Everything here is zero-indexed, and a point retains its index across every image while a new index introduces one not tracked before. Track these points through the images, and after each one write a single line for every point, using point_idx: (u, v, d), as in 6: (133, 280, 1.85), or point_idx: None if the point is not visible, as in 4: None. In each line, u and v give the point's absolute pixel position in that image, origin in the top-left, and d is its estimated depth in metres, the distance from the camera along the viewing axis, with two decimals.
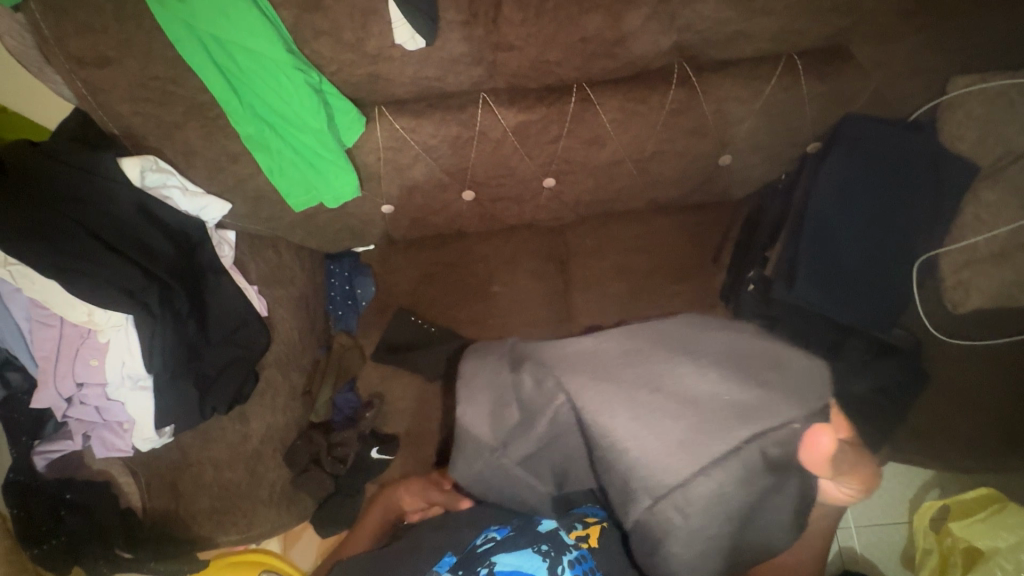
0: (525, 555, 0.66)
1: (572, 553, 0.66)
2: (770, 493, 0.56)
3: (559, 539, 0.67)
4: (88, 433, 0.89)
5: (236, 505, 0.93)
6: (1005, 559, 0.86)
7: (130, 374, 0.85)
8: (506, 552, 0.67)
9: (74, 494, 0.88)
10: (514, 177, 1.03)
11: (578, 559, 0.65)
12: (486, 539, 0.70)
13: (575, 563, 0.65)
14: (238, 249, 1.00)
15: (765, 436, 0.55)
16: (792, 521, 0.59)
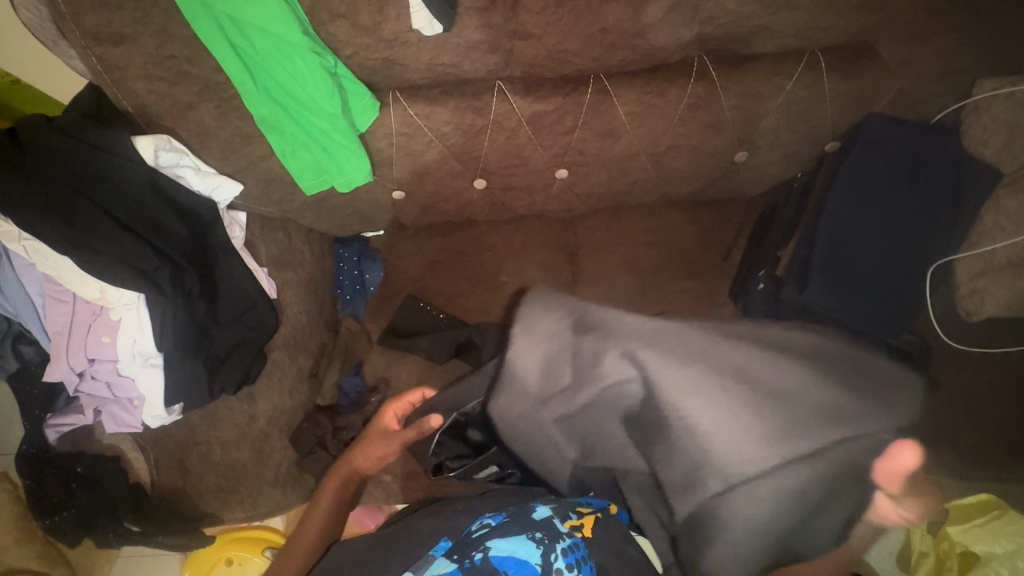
0: (521, 540, 0.60)
1: (566, 541, 0.60)
2: (839, 499, 0.45)
3: (557, 528, 0.61)
4: (99, 408, 0.90)
5: (241, 484, 0.95)
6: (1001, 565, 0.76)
7: (141, 352, 0.85)
8: (500, 538, 0.60)
9: (85, 468, 0.90)
10: (526, 167, 1.02)
11: (572, 548, 0.60)
12: (481, 526, 0.64)
13: (570, 551, 0.59)
14: (249, 231, 1.00)
15: (852, 443, 0.43)
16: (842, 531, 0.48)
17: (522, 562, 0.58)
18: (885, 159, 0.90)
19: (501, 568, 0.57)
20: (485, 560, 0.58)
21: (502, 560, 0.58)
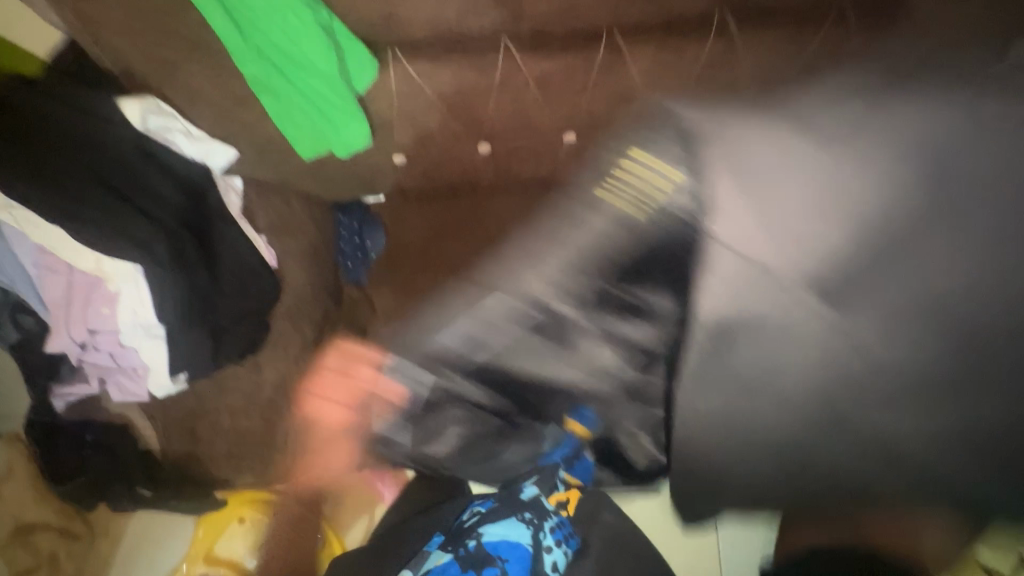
0: (511, 525, 0.93)
1: (553, 521, 0.96)
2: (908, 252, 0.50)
3: (540, 507, 0.96)
4: (104, 378, 0.90)
5: (251, 451, 0.96)
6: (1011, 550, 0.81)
7: (141, 322, 0.85)
8: (492, 525, 0.93)
9: (96, 435, 0.91)
10: (533, 129, 0.98)
11: (558, 526, 0.96)
12: (472, 515, 0.96)
13: (555, 530, 0.95)
14: (247, 197, 0.97)
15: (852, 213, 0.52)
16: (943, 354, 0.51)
17: (513, 544, 0.92)
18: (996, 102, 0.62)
19: (496, 552, 0.91)
20: (478, 547, 0.91)
21: (496, 545, 0.91)
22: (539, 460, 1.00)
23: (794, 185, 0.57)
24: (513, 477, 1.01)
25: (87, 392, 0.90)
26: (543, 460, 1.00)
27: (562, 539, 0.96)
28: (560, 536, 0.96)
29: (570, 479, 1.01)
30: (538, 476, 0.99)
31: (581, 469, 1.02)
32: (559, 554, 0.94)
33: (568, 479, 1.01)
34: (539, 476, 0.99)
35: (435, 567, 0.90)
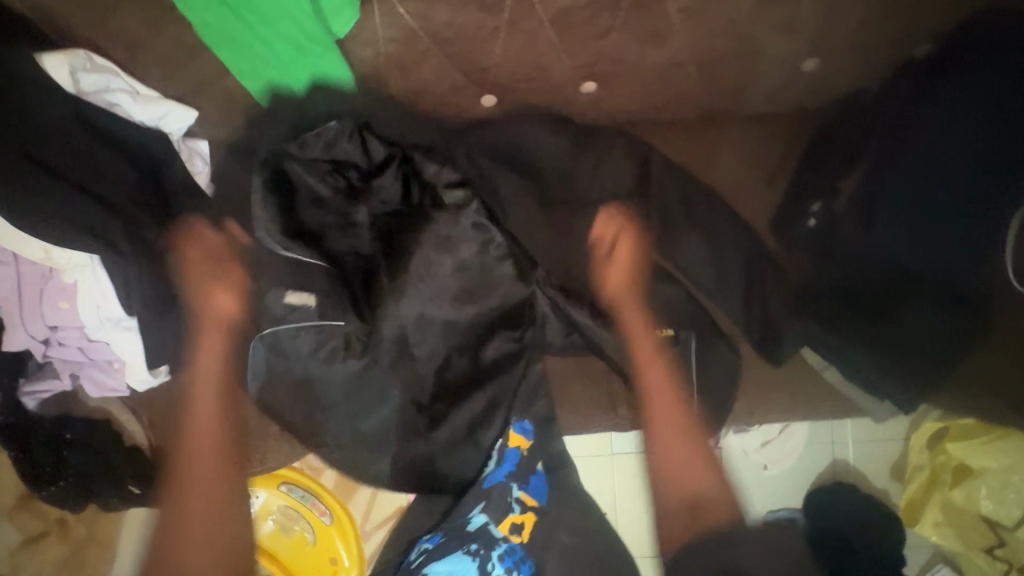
0: (458, 562, 0.90)
1: (502, 548, 0.92)
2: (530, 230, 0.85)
3: (490, 535, 0.92)
4: (77, 373, 0.82)
5: (246, 440, 0.91)
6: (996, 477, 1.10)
7: (108, 316, 0.75)
8: (439, 562, 0.89)
9: (75, 433, 0.84)
10: (546, 81, 0.85)
11: (508, 552, 0.92)
12: (418, 554, 0.92)
13: (506, 557, 0.92)
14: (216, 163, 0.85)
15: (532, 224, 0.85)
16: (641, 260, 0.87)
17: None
18: (954, 110, 0.78)
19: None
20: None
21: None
22: (483, 484, 0.92)
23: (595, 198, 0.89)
24: (460, 508, 0.92)
25: (59, 388, 0.82)
26: (488, 482, 0.93)
27: (514, 566, 0.92)
28: (510, 563, 0.92)
29: (525, 498, 0.94)
30: (487, 501, 0.92)
31: (535, 489, 0.96)
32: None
33: (523, 497, 0.94)
34: (486, 500, 0.92)
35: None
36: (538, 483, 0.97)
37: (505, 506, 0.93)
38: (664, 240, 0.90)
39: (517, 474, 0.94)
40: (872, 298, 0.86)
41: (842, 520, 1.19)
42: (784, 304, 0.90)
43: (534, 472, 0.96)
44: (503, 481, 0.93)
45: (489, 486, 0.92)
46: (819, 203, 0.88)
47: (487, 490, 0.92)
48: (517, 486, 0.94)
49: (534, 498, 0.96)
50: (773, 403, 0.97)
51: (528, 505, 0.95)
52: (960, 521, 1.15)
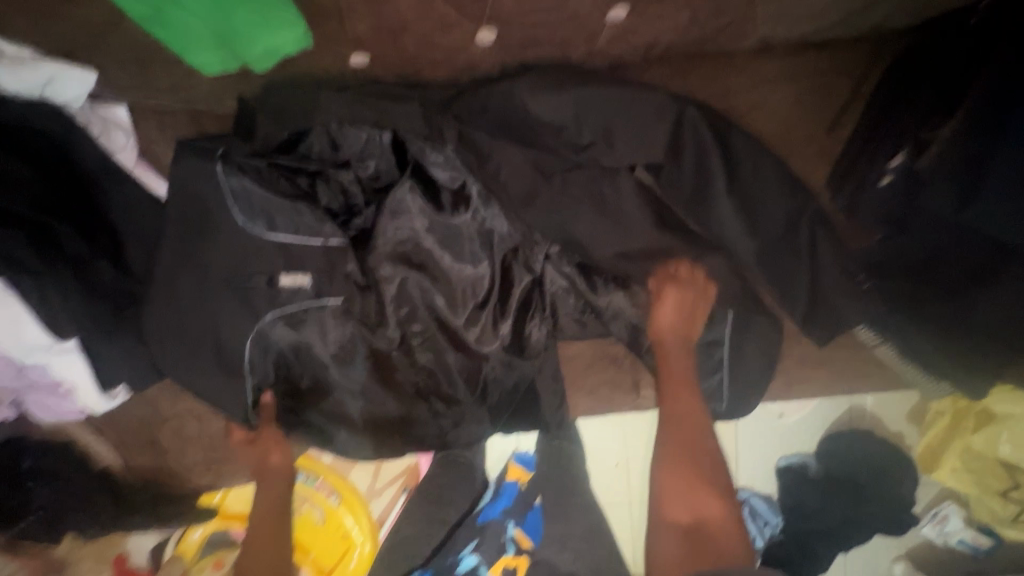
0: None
1: None
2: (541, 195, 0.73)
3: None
4: (20, 399, 0.70)
5: (233, 453, 0.81)
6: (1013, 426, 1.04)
7: (33, 344, 0.62)
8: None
9: (33, 462, 0.74)
10: (563, 8, 0.69)
11: None
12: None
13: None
14: (144, 134, 0.68)
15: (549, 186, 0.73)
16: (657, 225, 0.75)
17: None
18: None
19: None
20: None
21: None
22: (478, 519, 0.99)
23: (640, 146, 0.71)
24: (454, 546, 0.97)
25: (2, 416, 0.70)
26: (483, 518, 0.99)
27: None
28: None
29: (520, 536, 0.98)
30: (479, 539, 0.97)
31: (530, 526, 0.99)
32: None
33: (516, 536, 0.98)
34: (478, 540, 0.97)
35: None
36: (534, 520, 0.99)
37: (499, 547, 0.97)
38: (710, 207, 0.73)
39: (513, 509, 0.99)
40: (950, 275, 0.73)
41: (849, 460, 1.25)
42: (832, 282, 0.76)
43: (531, 509, 1.00)
44: (498, 517, 0.99)
45: (483, 521, 0.98)
46: (901, 156, 0.71)
47: (481, 527, 0.98)
48: (512, 522, 0.98)
49: (529, 538, 0.98)
50: (815, 374, 0.89)
51: (522, 545, 0.97)
52: (978, 465, 1.12)
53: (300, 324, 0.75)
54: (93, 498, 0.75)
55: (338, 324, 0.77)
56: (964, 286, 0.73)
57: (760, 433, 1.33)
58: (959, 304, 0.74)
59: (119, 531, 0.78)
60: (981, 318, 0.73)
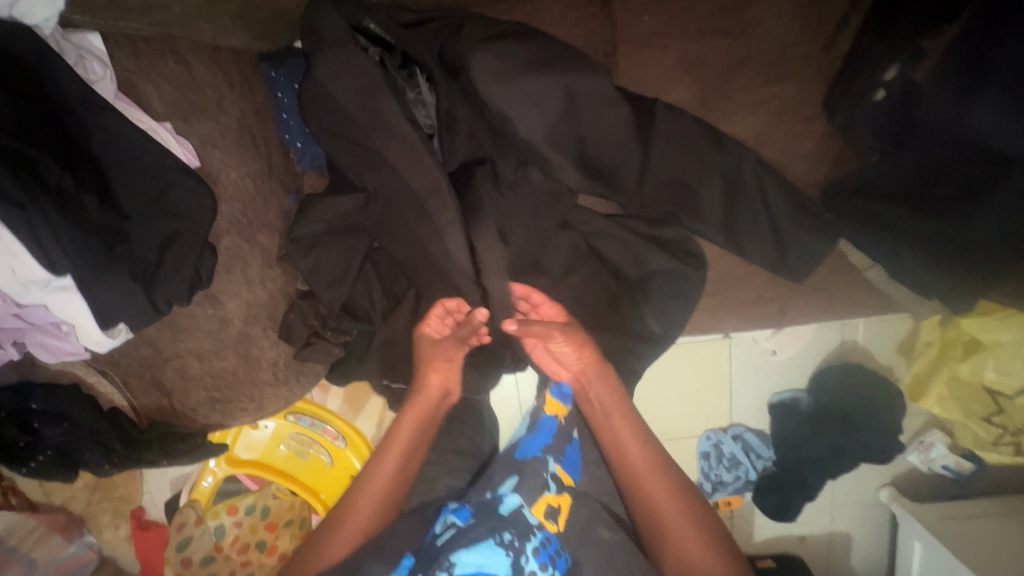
0: (486, 550, 0.68)
1: (535, 539, 0.70)
2: (532, 102, 0.73)
3: (524, 523, 0.72)
4: (21, 341, 0.70)
5: (238, 391, 0.84)
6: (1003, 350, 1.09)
7: (31, 279, 0.62)
8: (466, 551, 0.68)
9: (42, 403, 0.78)
10: None
11: (543, 544, 0.70)
12: (445, 529, 0.75)
13: (540, 550, 0.69)
14: (120, 64, 0.65)
15: (533, 89, 0.72)
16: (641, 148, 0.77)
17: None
18: None
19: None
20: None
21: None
22: (516, 455, 0.82)
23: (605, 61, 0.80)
24: (491, 483, 0.79)
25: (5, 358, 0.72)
26: (522, 453, 0.82)
27: (550, 561, 0.69)
28: (546, 557, 0.69)
29: (561, 473, 0.78)
30: (519, 475, 0.78)
31: (570, 461, 0.81)
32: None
33: (558, 474, 0.78)
34: (520, 476, 0.77)
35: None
36: (572, 454, 0.82)
37: (541, 485, 0.76)
38: (686, 127, 0.79)
39: (554, 446, 0.81)
40: (942, 196, 0.74)
41: (840, 392, 1.29)
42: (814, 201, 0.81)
43: (571, 443, 0.83)
44: (540, 454, 0.80)
45: (522, 458, 0.81)
46: (895, 68, 0.70)
47: (521, 462, 0.80)
48: (553, 459, 0.79)
49: (570, 475, 0.79)
50: (809, 299, 0.91)
51: (563, 483, 0.78)
52: (963, 392, 1.17)
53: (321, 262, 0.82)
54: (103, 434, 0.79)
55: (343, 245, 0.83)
56: (955, 202, 0.73)
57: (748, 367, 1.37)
58: (954, 226, 0.74)
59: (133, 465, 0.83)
60: (967, 240, 0.74)
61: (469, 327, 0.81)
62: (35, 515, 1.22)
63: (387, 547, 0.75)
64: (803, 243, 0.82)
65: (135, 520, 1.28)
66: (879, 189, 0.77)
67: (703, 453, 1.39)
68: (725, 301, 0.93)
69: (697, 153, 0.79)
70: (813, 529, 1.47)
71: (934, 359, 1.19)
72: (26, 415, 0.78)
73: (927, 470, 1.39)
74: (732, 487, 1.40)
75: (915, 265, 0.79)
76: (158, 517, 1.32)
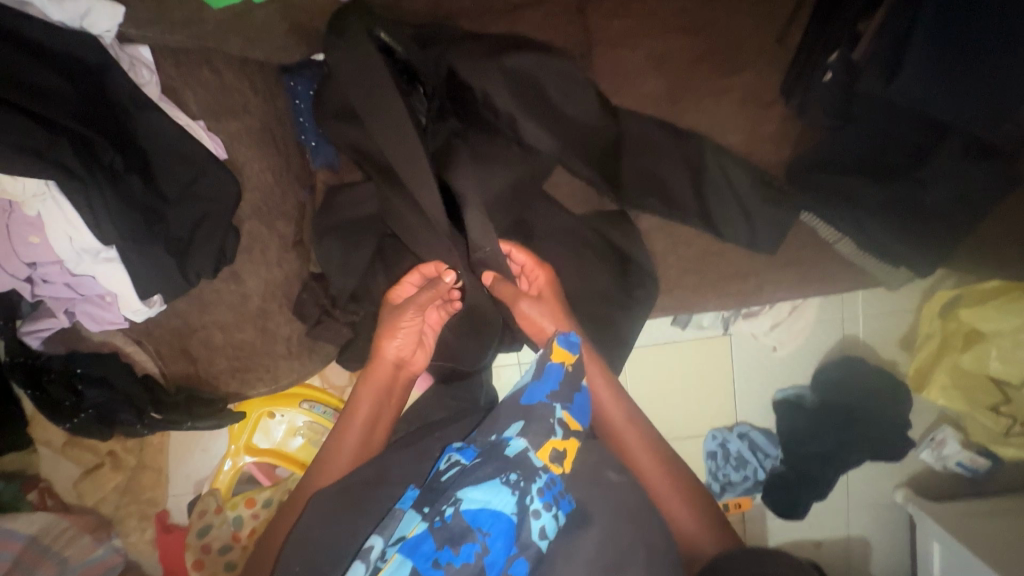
0: (493, 488, 0.58)
1: (542, 479, 0.60)
2: (511, 87, 0.84)
3: (530, 464, 0.61)
4: (72, 310, 0.85)
5: (255, 361, 0.97)
6: (1005, 338, 1.09)
7: (84, 248, 0.73)
8: (474, 487, 0.58)
9: (84, 368, 0.96)
10: None
11: (548, 485, 0.60)
12: (450, 466, 0.65)
13: (545, 489, 0.60)
14: (164, 72, 0.77)
15: (512, 76, 0.84)
16: (611, 135, 0.87)
17: (498, 513, 0.57)
18: None
19: (476, 523, 0.56)
20: (458, 516, 0.57)
21: (475, 515, 0.56)
22: (521, 401, 0.67)
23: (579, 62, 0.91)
24: (496, 426, 0.67)
25: (59, 325, 0.87)
26: (527, 400, 0.67)
27: (555, 501, 0.60)
28: (551, 497, 0.60)
29: (568, 420, 0.65)
30: (525, 421, 0.65)
31: (580, 408, 0.68)
32: (551, 518, 0.59)
33: (564, 420, 0.65)
34: (525, 421, 0.64)
35: (406, 539, 0.57)
36: (581, 401, 0.69)
37: (547, 430, 0.64)
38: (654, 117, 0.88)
39: (562, 394, 0.67)
40: (893, 164, 0.83)
41: (844, 389, 1.25)
42: (779, 180, 0.88)
43: (580, 390, 0.69)
44: (545, 400, 0.66)
45: (527, 404, 0.66)
46: (838, 52, 0.79)
47: (526, 408, 0.66)
48: (559, 406, 0.66)
49: (579, 421, 0.67)
50: (784, 274, 0.96)
51: (571, 429, 0.66)
52: (966, 382, 1.16)
53: (335, 250, 0.92)
54: (135, 395, 0.96)
55: (351, 231, 0.92)
56: (902, 170, 0.82)
57: (753, 366, 1.32)
58: (908, 191, 0.82)
59: (158, 427, 0.99)
60: (920, 207, 0.82)
61: (441, 288, 0.85)
62: (66, 516, 1.27)
63: (390, 475, 0.74)
64: (769, 218, 0.89)
65: (159, 522, 1.35)
66: (839, 159, 0.85)
67: (710, 453, 1.34)
68: (705, 279, 0.99)
69: (658, 142, 0.89)
70: (830, 534, 1.37)
71: (935, 352, 1.19)
72: (73, 377, 0.96)
73: (942, 469, 1.32)
74: (741, 489, 1.33)
75: (885, 232, 0.84)
76: (181, 521, 1.38)
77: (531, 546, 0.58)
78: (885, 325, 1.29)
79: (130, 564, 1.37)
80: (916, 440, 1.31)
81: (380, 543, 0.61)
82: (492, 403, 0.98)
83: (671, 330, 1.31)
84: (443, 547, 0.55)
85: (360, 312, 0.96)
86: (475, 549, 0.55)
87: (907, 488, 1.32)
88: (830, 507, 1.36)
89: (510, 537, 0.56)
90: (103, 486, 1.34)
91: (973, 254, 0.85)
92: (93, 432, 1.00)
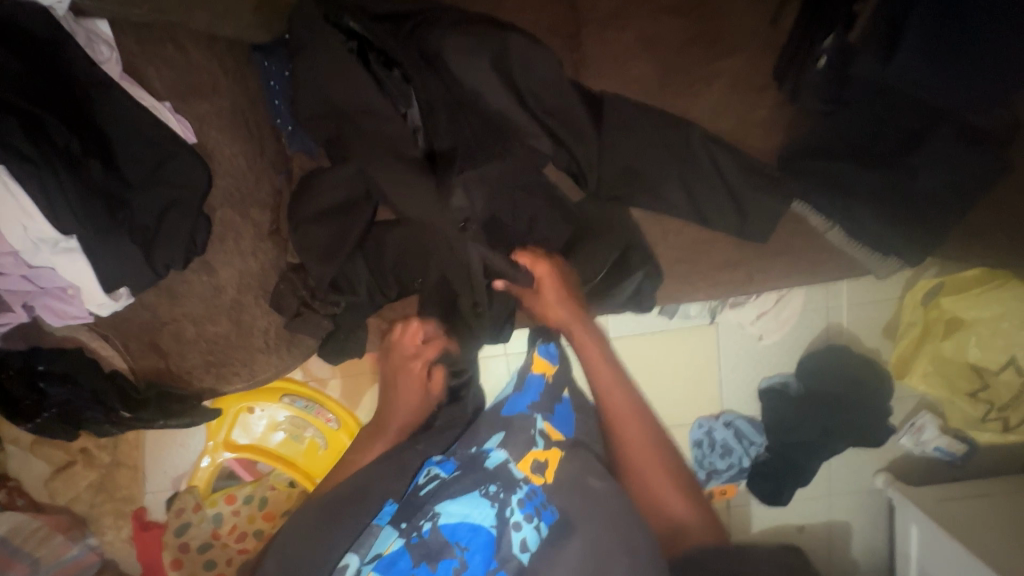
0: (473, 502, 0.63)
1: (521, 492, 0.65)
2: (499, 70, 0.81)
3: None
4: (30, 304, 0.80)
5: (230, 354, 0.94)
6: (984, 327, 1.10)
7: (42, 237, 0.68)
8: (452, 502, 0.63)
9: (46, 365, 0.91)
10: None
11: (528, 497, 0.64)
12: (429, 479, 0.69)
13: (524, 502, 0.63)
14: (123, 48, 0.71)
15: (496, 57, 0.80)
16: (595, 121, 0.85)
17: (476, 527, 0.61)
18: None
19: (454, 539, 0.60)
20: (436, 531, 0.62)
21: (453, 531, 0.61)
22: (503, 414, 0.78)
23: (566, 46, 0.89)
24: (476, 439, 0.74)
25: (17, 320, 0.82)
26: (509, 407, 0.73)
27: (536, 513, 0.63)
28: (529, 509, 0.63)
29: (549, 430, 0.75)
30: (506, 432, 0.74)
31: None
32: (531, 530, 0.61)
33: (546, 429, 0.74)
34: (504, 434, 0.72)
35: (382, 556, 0.61)
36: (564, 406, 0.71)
37: (526, 438, 0.66)
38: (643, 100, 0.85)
39: None
40: (884, 151, 0.82)
41: (830, 376, 1.25)
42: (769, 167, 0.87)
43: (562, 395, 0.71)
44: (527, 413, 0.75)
45: (511, 417, 0.76)
46: (834, 34, 0.76)
47: (506, 421, 0.76)
48: (540, 411, 0.68)
49: (561, 427, 0.68)
50: (773, 263, 0.95)
51: (552, 436, 0.68)
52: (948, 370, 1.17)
53: (314, 249, 0.87)
54: (104, 394, 0.93)
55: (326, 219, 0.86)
56: (891, 156, 0.81)
57: (740, 357, 1.31)
58: (899, 179, 0.81)
59: (132, 425, 0.96)
60: (911, 194, 0.81)
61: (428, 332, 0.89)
62: (38, 515, 1.24)
63: (376, 482, 0.71)
64: (759, 207, 0.87)
65: (137, 519, 1.30)
66: (830, 144, 0.84)
67: (697, 442, 1.34)
68: (694, 269, 0.97)
69: (652, 125, 0.85)
70: (813, 519, 1.38)
71: (917, 341, 1.19)
72: (35, 375, 0.91)
73: (920, 454, 1.34)
74: (727, 476, 1.33)
75: (876, 220, 0.83)
76: (159, 517, 1.33)
77: (511, 560, 0.60)
78: (869, 312, 1.29)
79: (106, 562, 1.33)
80: (897, 427, 1.32)
81: (355, 562, 0.63)
82: (479, 414, 0.90)
83: (658, 319, 1.30)
84: (419, 564, 0.60)
85: (339, 303, 0.93)
86: (453, 564, 0.59)
87: (888, 472, 1.34)
88: (814, 492, 1.37)
89: (489, 549, 0.60)
90: (76, 484, 1.28)
91: (959, 242, 0.85)
92: (59, 430, 0.96)
